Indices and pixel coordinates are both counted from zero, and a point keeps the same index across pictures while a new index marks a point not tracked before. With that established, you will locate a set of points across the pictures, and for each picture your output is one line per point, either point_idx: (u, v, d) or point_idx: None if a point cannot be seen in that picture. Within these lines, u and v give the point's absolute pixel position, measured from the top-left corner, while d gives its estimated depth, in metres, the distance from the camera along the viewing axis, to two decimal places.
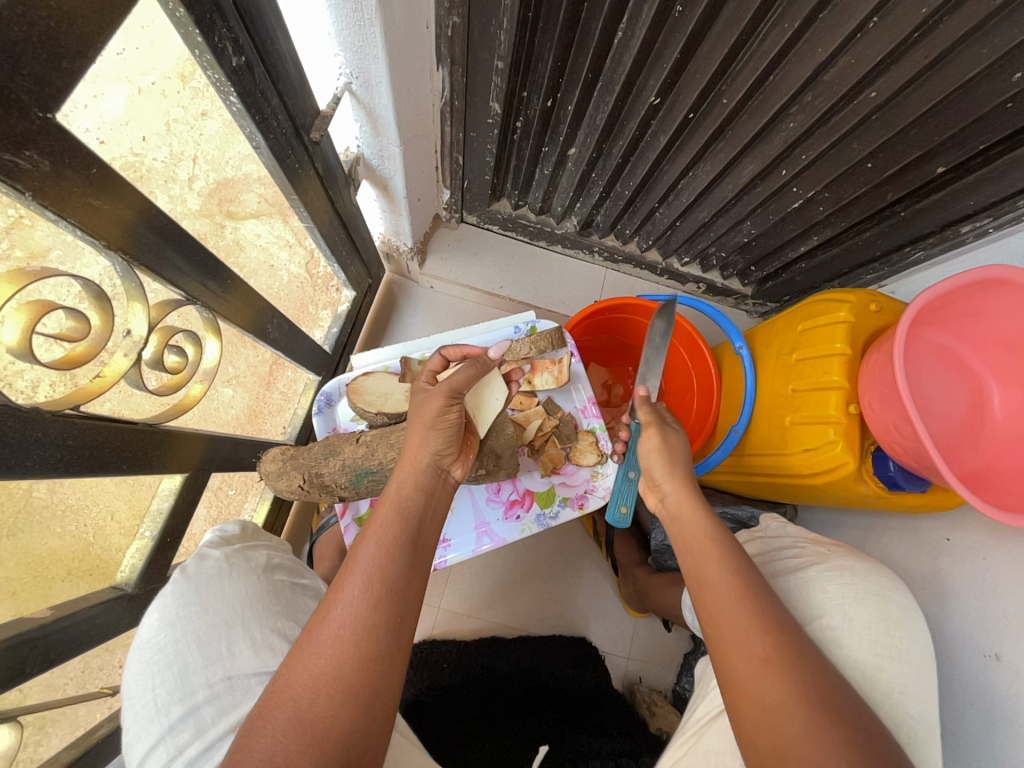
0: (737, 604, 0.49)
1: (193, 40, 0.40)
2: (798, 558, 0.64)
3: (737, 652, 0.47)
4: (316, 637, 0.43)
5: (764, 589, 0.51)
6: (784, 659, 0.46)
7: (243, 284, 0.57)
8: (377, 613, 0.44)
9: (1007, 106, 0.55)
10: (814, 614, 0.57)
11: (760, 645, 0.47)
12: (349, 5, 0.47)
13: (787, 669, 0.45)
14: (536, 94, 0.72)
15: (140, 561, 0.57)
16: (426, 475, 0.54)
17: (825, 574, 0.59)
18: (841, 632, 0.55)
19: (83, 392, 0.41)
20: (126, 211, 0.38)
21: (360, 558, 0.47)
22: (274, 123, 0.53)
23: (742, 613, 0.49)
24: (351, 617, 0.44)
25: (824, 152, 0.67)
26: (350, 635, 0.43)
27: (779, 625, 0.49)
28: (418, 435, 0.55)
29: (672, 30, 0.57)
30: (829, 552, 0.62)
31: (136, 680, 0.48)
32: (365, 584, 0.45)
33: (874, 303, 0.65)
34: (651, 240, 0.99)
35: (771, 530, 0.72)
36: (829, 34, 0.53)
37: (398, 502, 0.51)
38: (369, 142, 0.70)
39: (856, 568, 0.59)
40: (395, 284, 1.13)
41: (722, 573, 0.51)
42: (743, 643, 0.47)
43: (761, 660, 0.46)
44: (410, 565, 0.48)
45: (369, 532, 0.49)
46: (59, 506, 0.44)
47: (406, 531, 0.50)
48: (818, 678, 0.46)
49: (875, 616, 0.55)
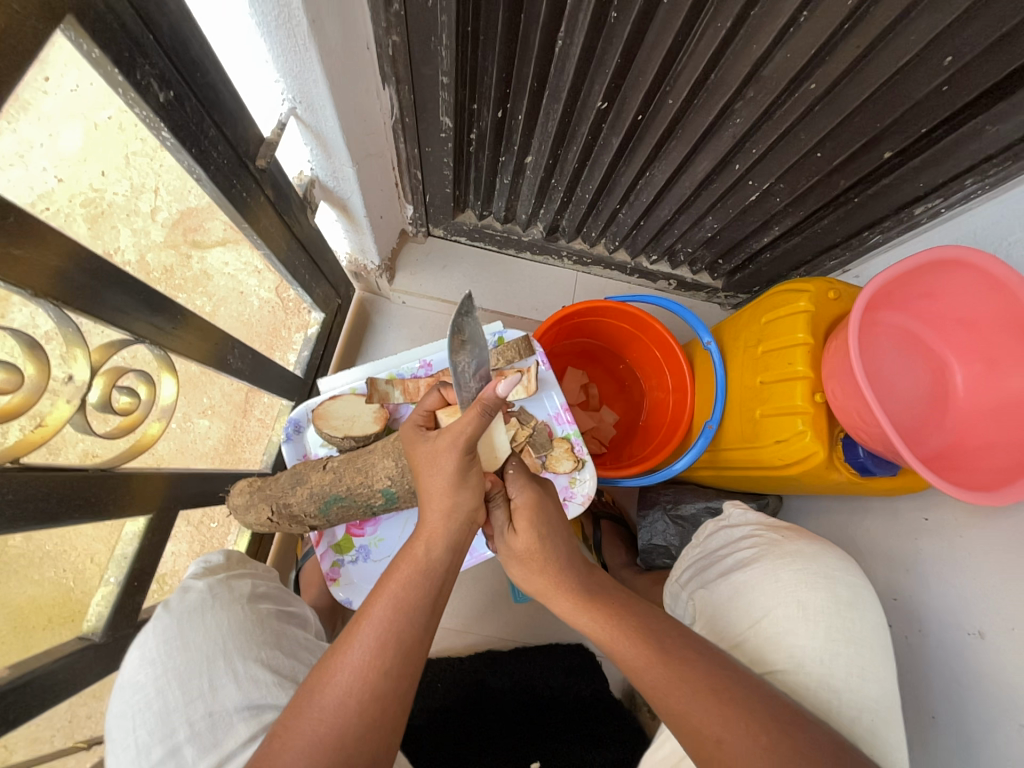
0: (673, 690, 0.46)
1: (115, 80, 0.40)
2: (749, 549, 0.65)
3: (695, 740, 0.44)
4: (318, 699, 0.42)
5: (700, 660, 0.48)
6: (737, 730, 0.43)
7: (197, 318, 0.56)
8: (386, 680, 0.43)
9: (943, 89, 0.55)
10: (768, 605, 0.58)
11: (710, 725, 0.44)
12: (282, 31, 0.46)
13: (744, 743, 0.43)
14: (486, 105, 0.72)
15: (107, 608, 0.55)
16: (457, 533, 0.51)
17: (778, 562, 0.60)
18: (796, 620, 0.56)
19: (17, 446, 0.40)
20: (54, 257, 0.38)
21: (372, 616, 0.46)
22: (214, 153, 0.52)
23: (682, 701, 0.45)
24: (358, 682, 0.42)
25: (774, 144, 0.67)
26: (355, 703, 0.42)
27: (723, 696, 0.45)
28: (445, 495, 0.51)
29: (610, 36, 0.57)
30: (782, 539, 0.64)
31: (118, 722, 0.46)
32: (377, 646, 0.44)
33: (833, 290, 0.66)
34: (617, 241, 0.99)
35: (733, 517, 0.73)
36: (762, 30, 0.53)
37: (425, 563, 0.49)
38: (322, 164, 0.69)
39: (806, 553, 0.60)
40: (367, 301, 1.12)
41: (641, 671, 0.48)
42: (694, 728, 0.45)
43: (716, 741, 0.43)
44: (425, 628, 0.47)
45: (388, 590, 0.48)
46: (36, 555, 0.45)
47: (427, 594, 0.48)
48: (778, 738, 0.43)
49: (827, 600, 0.56)
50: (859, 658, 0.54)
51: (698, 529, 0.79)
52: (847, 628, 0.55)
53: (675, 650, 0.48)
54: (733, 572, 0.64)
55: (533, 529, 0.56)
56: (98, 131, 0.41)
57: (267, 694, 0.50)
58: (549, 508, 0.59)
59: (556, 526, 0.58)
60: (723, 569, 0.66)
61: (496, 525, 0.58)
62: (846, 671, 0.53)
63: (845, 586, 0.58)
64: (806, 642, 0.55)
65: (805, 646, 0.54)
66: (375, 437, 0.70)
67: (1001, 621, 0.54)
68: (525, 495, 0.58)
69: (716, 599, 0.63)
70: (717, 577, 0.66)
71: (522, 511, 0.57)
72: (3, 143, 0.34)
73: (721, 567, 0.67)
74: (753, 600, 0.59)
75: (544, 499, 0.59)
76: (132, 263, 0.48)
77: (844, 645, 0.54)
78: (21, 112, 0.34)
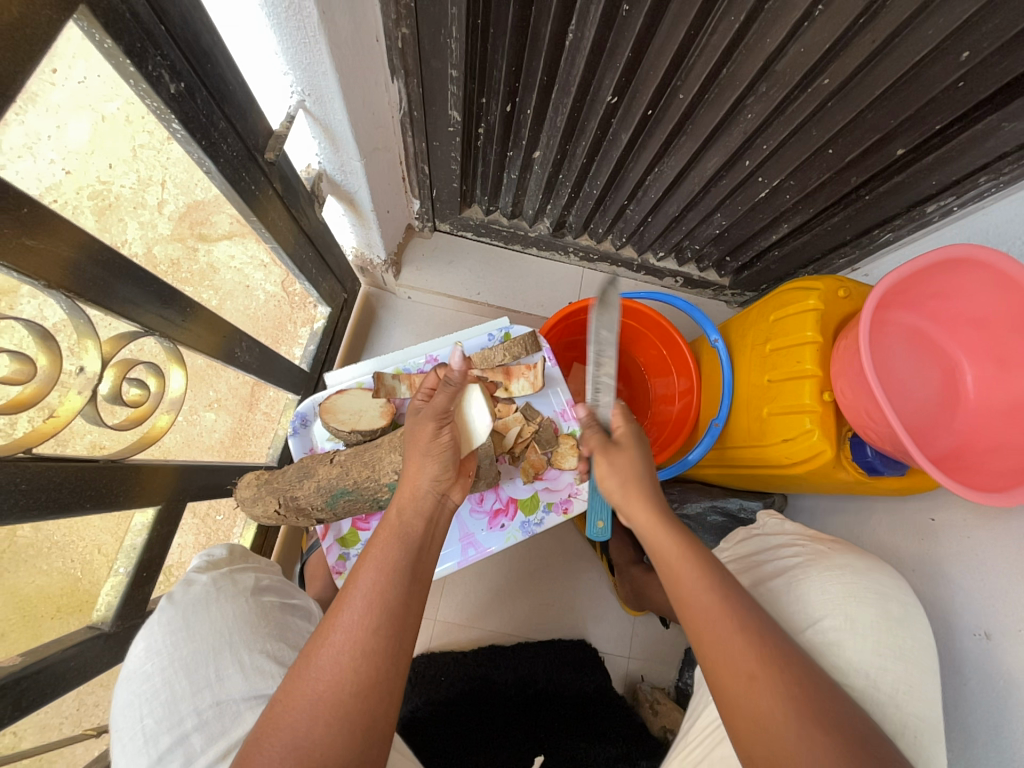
0: (723, 618, 0.48)
1: (126, 69, 0.39)
2: (795, 557, 0.65)
3: (726, 674, 0.47)
4: (314, 662, 0.42)
5: (745, 603, 0.50)
6: (771, 671, 0.46)
7: (205, 310, 0.56)
8: (376, 639, 0.43)
9: (959, 85, 0.55)
10: (815, 615, 0.58)
11: (746, 661, 0.46)
12: (291, 22, 0.46)
13: (776, 683, 0.45)
14: (495, 99, 0.71)
15: (116, 598, 0.56)
16: (427, 500, 0.53)
17: (825, 573, 0.60)
18: (845, 633, 0.55)
19: (31, 436, 0.40)
20: (66, 247, 0.38)
21: (359, 581, 0.46)
22: (223, 145, 0.51)
23: (725, 633, 0.48)
24: (349, 643, 0.43)
25: (784, 140, 0.67)
26: (348, 662, 0.42)
27: (763, 638, 0.48)
28: (415, 461, 0.54)
29: (621, 29, 0.56)
30: (828, 550, 0.64)
31: (123, 711, 0.46)
32: (365, 608, 0.44)
33: (843, 289, 0.65)
34: (624, 237, 0.99)
35: (770, 528, 0.74)
36: (776, 24, 0.52)
37: (400, 527, 0.50)
38: (330, 158, 0.69)
39: (858, 568, 0.60)
40: (372, 296, 1.12)
41: (700, 601, 0.49)
42: (731, 656, 0.47)
43: (748, 676, 0.46)
44: (408, 591, 0.47)
45: (370, 556, 0.48)
46: (46, 544, 0.46)
47: (408, 555, 0.49)
48: (809, 692, 0.45)
49: (878, 616, 0.56)
50: (865, 656, 0.54)
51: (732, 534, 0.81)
52: (897, 644, 0.54)
53: (730, 586, 0.50)
54: (776, 582, 0.64)
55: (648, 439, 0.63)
56: (106, 123, 0.42)
57: (272, 684, 0.51)
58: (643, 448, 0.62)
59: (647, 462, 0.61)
60: (764, 577, 0.67)
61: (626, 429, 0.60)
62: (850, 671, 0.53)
63: (855, 585, 0.58)
64: (846, 653, 0.54)
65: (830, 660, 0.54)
66: (381, 431, 0.70)
67: (1009, 621, 0.54)
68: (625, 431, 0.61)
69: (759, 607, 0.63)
70: (758, 585, 0.66)
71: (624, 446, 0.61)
72: (12, 134, 0.34)
73: (761, 574, 0.67)
74: None
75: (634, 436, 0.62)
76: (138, 255, 0.48)
77: (849, 639, 0.55)
78: (30, 104, 0.34)
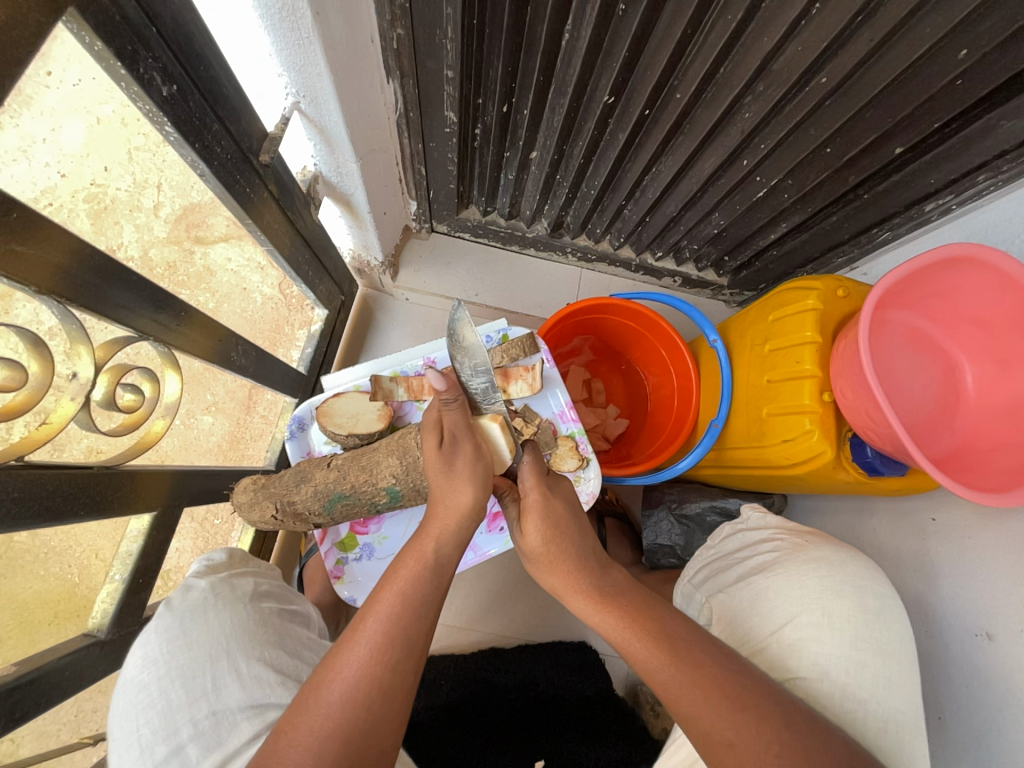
0: (688, 693, 0.45)
1: (117, 73, 0.39)
2: (774, 553, 0.65)
3: (705, 741, 0.44)
4: (324, 693, 0.41)
5: (715, 656, 0.47)
6: (753, 736, 0.43)
7: (201, 314, 0.55)
8: (391, 674, 0.43)
9: (957, 83, 0.54)
10: (792, 611, 0.58)
11: (722, 728, 0.44)
12: (285, 23, 0.45)
13: (754, 748, 0.43)
14: (491, 99, 0.71)
15: (112, 605, 0.55)
16: (461, 533, 0.51)
17: (803, 567, 0.60)
18: (821, 627, 0.55)
19: (24, 443, 0.40)
20: (56, 253, 0.37)
21: (377, 611, 0.45)
22: (217, 148, 0.51)
23: (694, 704, 0.44)
24: (364, 677, 0.42)
25: (783, 140, 0.66)
26: (361, 697, 0.41)
27: (741, 698, 0.45)
28: (460, 488, 0.51)
29: (618, 28, 0.56)
30: (805, 544, 0.64)
31: (120, 721, 0.46)
32: (382, 641, 0.44)
33: (842, 288, 0.65)
34: (622, 238, 0.98)
35: (752, 521, 0.73)
36: (773, 23, 0.52)
37: (431, 559, 0.49)
38: (325, 159, 0.68)
39: (834, 560, 0.60)
40: (370, 298, 1.12)
41: (656, 673, 0.46)
42: (705, 728, 0.44)
43: (727, 744, 0.43)
44: (429, 624, 0.46)
45: (393, 587, 0.47)
46: (42, 550, 0.46)
47: (433, 588, 0.48)
48: (789, 746, 0.43)
49: (852, 610, 0.56)
50: (865, 657, 0.54)
51: (716, 529, 0.79)
52: (875, 638, 0.55)
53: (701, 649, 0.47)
54: (754, 576, 0.64)
55: (565, 500, 0.57)
56: (101, 126, 0.41)
57: (271, 693, 0.50)
58: (558, 507, 0.55)
59: (569, 525, 0.54)
60: (741, 573, 0.66)
61: (532, 499, 0.55)
62: (850, 674, 0.53)
63: (856, 587, 0.57)
64: (829, 649, 0.54)
65: (827, 660, 0.54)
66: (379, 435, 0.70)
67: (1010, 623, 0.54)
68: (535, 495, 0.55)
69: (735, 606, 0.63)
70: (734, 581, 0.66)
71: (529, 511, 0.54)
72: (8, 136, 0.34)
73: (740, 573, 0.67)
74: (773, 607, 0.59)
75: (552, 498, 0.55)
76: (134, 259, 0.48)
77: (848, 640, 0.54)
78: (25, 107, 0.34)
